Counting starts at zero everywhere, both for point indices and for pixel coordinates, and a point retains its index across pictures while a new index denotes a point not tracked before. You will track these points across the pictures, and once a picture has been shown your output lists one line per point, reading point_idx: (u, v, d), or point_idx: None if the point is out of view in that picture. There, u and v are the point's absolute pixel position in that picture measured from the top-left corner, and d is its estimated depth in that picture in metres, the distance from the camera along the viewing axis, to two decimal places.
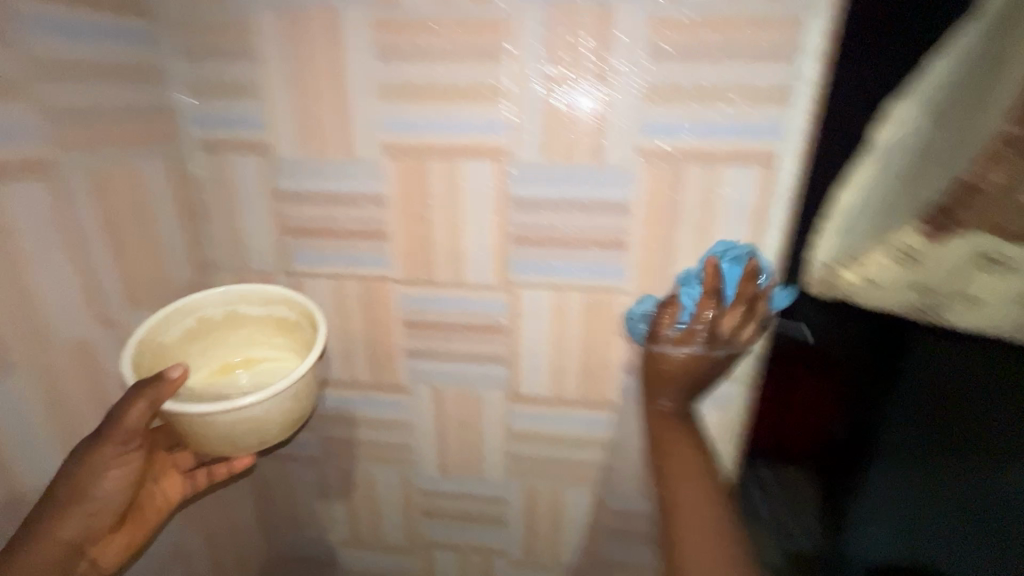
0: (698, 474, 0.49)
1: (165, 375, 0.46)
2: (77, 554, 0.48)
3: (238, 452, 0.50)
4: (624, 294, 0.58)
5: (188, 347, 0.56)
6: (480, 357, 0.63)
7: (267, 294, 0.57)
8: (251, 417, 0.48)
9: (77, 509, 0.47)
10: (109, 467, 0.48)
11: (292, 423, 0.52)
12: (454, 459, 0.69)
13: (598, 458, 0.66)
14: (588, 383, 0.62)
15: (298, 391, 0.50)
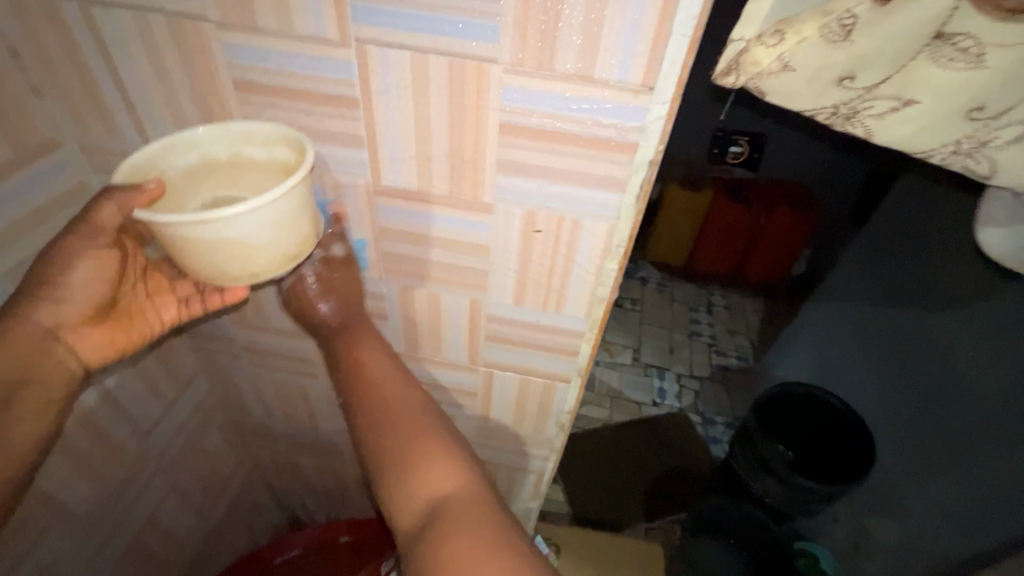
0: (373, 345, 0.67)
1: (141, 185, 0.46)
2: (53, 338, 0.52)
3: (224, 274, 0.50)
4: (498, 66, 0.45)
5: (191, 184, 0.53)
6: (334, 136, 0.52)
7: (266, 132, 0.50)
8: (232, 236, 0.46)
9: (48, 294, 0.50)
10: (76, 262, 0.50)
11: (274, 252, 0.50)
12: None
13: (476, 264, 0.61)
14: (460, 179, 0.53)
15: (278, 211, 0.46)
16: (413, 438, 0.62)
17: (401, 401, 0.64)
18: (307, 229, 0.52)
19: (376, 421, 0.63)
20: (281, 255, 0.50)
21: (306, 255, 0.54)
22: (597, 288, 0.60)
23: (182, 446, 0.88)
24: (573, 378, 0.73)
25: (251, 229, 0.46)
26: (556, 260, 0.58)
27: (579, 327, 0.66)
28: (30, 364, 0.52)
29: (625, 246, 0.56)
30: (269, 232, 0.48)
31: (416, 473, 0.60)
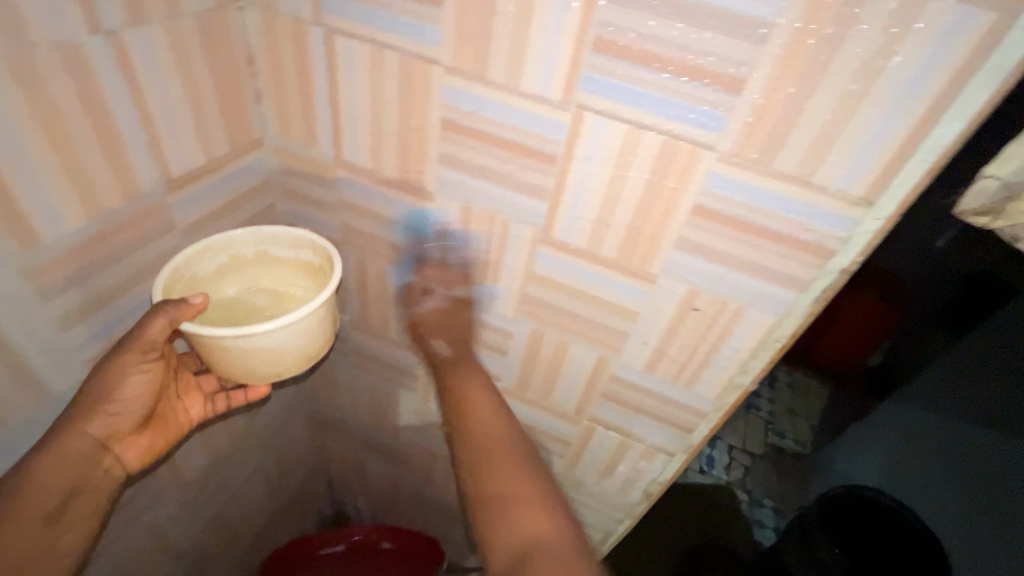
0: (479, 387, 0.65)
1: (187, 300, 0.48)
2: (104, 448, 0.53)
3: (252, 374, 0.54)
4: (714, 153, 0.45)
5: (216, 281, 0.58)
6: (520, 183, 0.54)
7: (295, 238, 0.58)
8: (265, 344, 0.51)
9: (102, 410, 0.51)
10: (127, 376, 0.51)
11: (299, 354, 0.55)
12: (467, 282, 0.66)
13: (618, 327, 0.61)
14: (633, 248, 0.53)
15: (313, 319, 0.53)
16: (500, 467, 0.58)
17: (493, 428, 0.62)
18: (329, 330, 0.58)
19: (474, 445, 0.61)
20: (305, 355, 0.56)
21: (324, 352, 0.60)
22: (737, 375, 0.59)
23: (275, 428, 0.92)
24: (678, 453, 0.71)
25: (286, 339, 0.52)
26: (703, 341, 0.58)
27: (704, 407, 0.64)
28: (82, 475, 0.52)
29: (781, 343, 0.55)
30: (301, 338, 0.54)
31: (494, 511, 0.56)
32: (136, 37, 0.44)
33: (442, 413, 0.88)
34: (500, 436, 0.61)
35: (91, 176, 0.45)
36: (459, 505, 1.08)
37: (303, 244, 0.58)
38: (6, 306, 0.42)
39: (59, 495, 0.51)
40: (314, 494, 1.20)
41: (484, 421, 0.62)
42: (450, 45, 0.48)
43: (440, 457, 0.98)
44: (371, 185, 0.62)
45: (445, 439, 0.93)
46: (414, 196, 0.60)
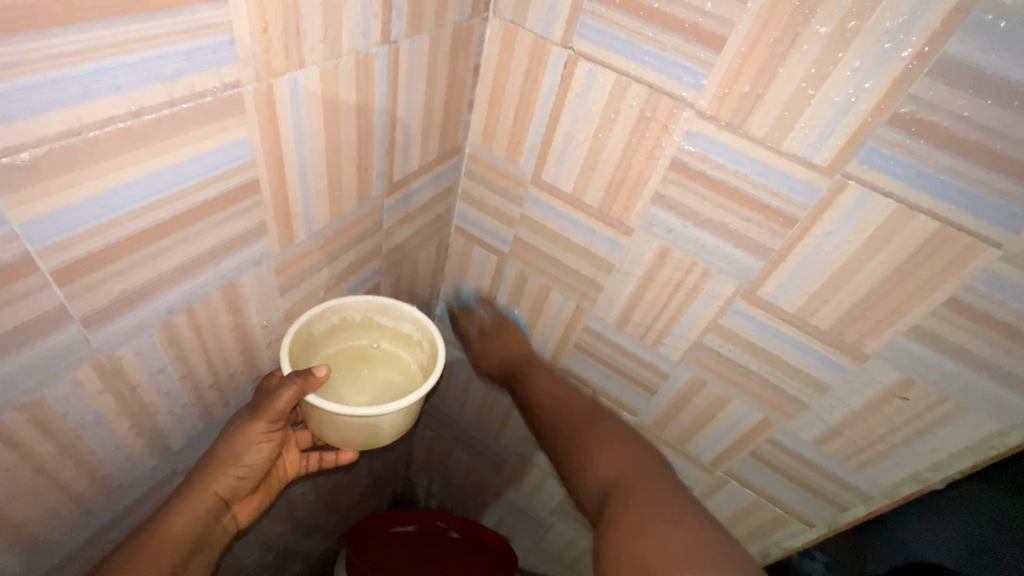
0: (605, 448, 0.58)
1: (313, 370, 0.46)
2: (224, 508, 0.48)
3: (345, 448, 0.51)
4: (996, 251, 0.41)
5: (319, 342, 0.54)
6: (739, 237, 0.51)
7: (403, 312, 0.54)
8: (365, 425, 0.48)
9: (229, 472, 0.47)
10: (258, 441, 0.48)
11: (390, 434, 0.53)
12: (636, 319, 0.64)
13: (800, 395, 0.57)
14: (851, 324, 0.50)
15: (416, 403, 0.51)
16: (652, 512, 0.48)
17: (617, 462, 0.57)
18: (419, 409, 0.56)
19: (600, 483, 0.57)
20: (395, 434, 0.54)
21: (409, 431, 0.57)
22: (925, 472, 0.55)
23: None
24: (818, 525, 0.68)
25: (388, 421, 0.49)
26: (898, 430, 0.54)
27: (870, 490, 0.60)
28: (204, 535, 0.47)
29: (997, 452, 0.50)
30: (398, 422, 0.51)
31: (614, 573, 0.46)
32: (410, 49, 0.44)
33: None
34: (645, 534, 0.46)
35: (344, 179, 0.45)
36: (540, 513, 1.08)
37: (411, 320, 0.54)
38: (257, 300, 0.43)
39: (186, 556, 0.45)
40: (394, 473, 1.23)
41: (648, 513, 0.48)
42: (712, 91, 0.45)
43: (536, 467, 0.99)
44: (563, 207, 0.61)
45: (550, 454, 0.93)
46: (609, 226, 0.59)
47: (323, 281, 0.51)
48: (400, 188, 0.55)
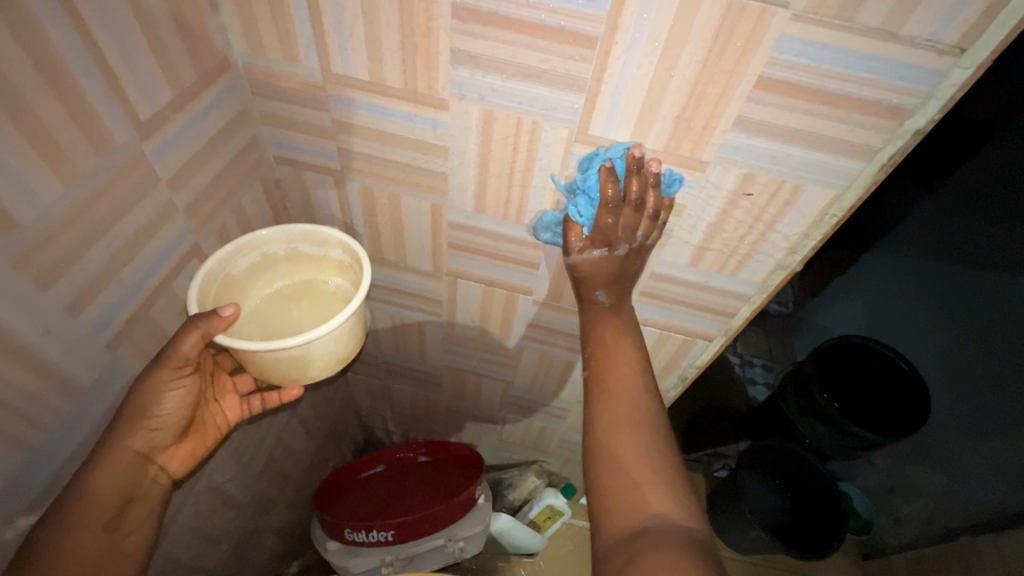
0: (625, 395, 0.56)
1: (217, 312, 0.48)
2: (148, 460, 0.52)
3: (288, 378, 0.58)
4: (787, 12, 0.39)
5: (249, 279, 0.60)
6: (551, 76, 0.47)
7: (321, 237, 0.59)
8: (290, 354, 0.54)
9: (142, 426, 0.50)
10: (168, 388, 0.51)
11: (330, 359, 0.59)
12: (492, 199, 0.61)
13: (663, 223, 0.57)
14: (681, 136, 0.49)
15: (345, 324, 0.57)
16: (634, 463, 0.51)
17: (621, 408, 0.55)
18: (358, 330, 0.62)
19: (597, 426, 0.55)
20: (337, 357, 0.60)
21: (354, 355, 0.64)
22: (784, 258, 0.58)
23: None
24: (716, 337, 0.73)
25: (322, 345, 0.55)
26: (753, 228, 0.55)
27: (748, 291, 0.64)
28: (133, 486, 0.51)
29: (838, 218, 0.52)
30: (331, 345, 0.57)
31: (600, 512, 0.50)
32: None
33: (472, 334, 0.87)
34: (628, 485, 0.49)
35: (53, 134, 0.37)
36: (492, 412, 1.11)
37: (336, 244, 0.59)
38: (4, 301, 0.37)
39: (115, 507, 0.50)
40: (346, 426, 1.22)
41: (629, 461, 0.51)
42: None
43: (469, 373, 0.99)
44: (373, 99, 0.54)
45: (475, 358, 0.93)
46: (425, 106, 0.53)
47: (105, 259, 0.44)
48: (162, 128, 0.46)
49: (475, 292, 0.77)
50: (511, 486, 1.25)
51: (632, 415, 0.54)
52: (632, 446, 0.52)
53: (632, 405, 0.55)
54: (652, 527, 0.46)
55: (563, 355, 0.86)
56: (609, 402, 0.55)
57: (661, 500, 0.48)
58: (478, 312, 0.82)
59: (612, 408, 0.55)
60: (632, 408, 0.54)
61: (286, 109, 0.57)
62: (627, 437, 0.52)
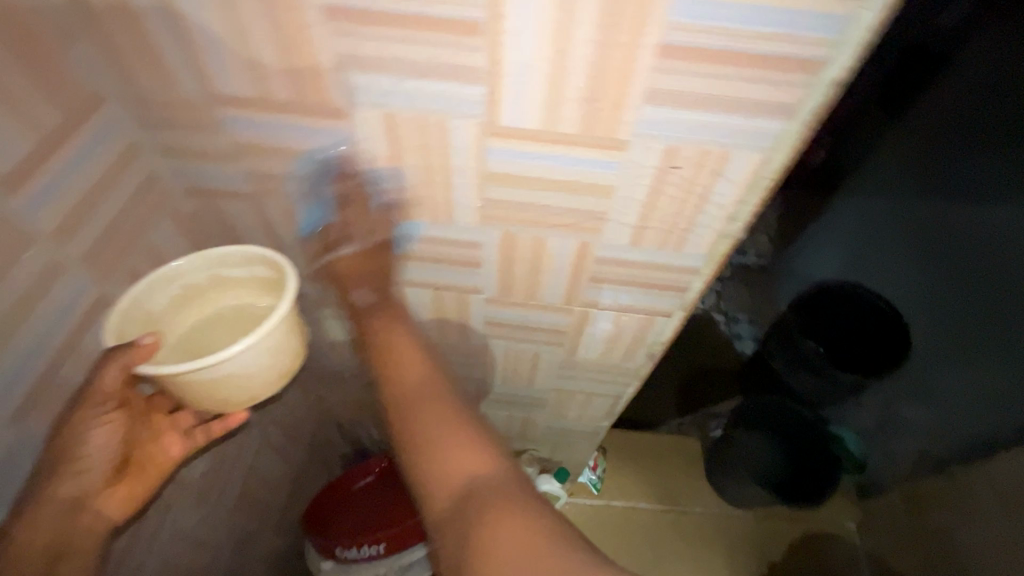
0: (423, 378, 0.61)
1: (137, 343, 0.47)
2: (78, 507, 0.52)
3: (226, 399, 0.57)
4: None
5: (173, 315, 0.57)
6: (445, 71, 0.44)
7: (244, 257, 0.57)
8: (224, 371, 0.54)
9: (68, 472, 0.50)
10: (92, 432, 0.50)
11: (267, 375, 0.59)
12: (418, 203, 0.58)
13: (596, 206, 0.55)
14: (593, 118, 0.46)
15: (272, 338, 0.56)
16: (450, 439, 0.57)
17: (422, 393, 0.60)
18: (296, 343, 0.61)
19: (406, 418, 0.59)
20: (275, 372, 0.59)
21: (297, 367, 0.63)
22: (726, 227, 0.56)
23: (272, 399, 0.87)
24: (675, 311, 0.71)
25: (249, 362, 0.55)
26: (686, 201, 0.53)
27: (697, 264, 0.61)
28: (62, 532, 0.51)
29: (772, 180, 0.50)
30: (266, 355, 0.57)
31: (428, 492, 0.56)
32: None
33: (433, 338, 0.85)
34: (444, 455, 0.56)
35: None
36: (473, 410, 1.10)
37: (260, 262, 0.57)
38: None
39: (43, 559, 0.49)
40: (330, 441, 1.21)
41: (441, 441, 0.57)
42: None
43: (440, 377, 0.97)
44: (271, 117, 0.51)
45: (441, 360, 0.91)
46: (325, 117, 0.49)
47: None
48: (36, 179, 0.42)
49: (424, 297, 0.74)
50: None
51: (474, 462, 0.55)
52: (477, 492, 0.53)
53: (470, 451, 0.56)
54: (478, 486, 0.53)
55: (528, 347, 0.84)
56: (445, 454, 0.56)
57: (472, 461, 0.55)
58: (432, 316, 0.79)
59: (421, 398, 0.59)
60: (468, 456, 0.55)
61: (186, 137, 0.54)
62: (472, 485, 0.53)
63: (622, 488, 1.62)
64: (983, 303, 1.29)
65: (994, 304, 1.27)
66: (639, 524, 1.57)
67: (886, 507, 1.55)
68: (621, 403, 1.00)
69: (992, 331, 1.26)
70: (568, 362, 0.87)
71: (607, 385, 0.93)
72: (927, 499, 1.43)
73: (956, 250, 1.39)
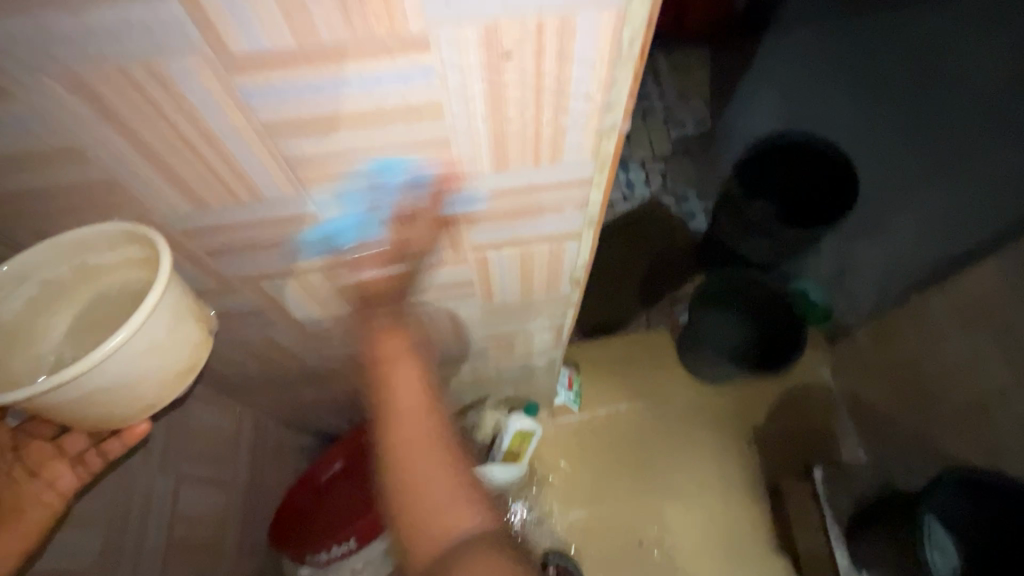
0: (412, 393, 0.54)
1: None
2: None
3: (110, 412, 0.47)
4: None
5: (39, 317, 0.45)
6: None
7: (105, 236, 0.43)
8: (94, 385, 0.43)
9: None
10: None
11: (159, 375, 0.47)
12: (205, 185, 0.43)
13: (431, 135, 0.41)
14: (357, 9, 0.31)
15: (150, 334, 0.44)
16: (420, 474, 0.51)
17: (412, 415, 0.53)
18: (193, 332, 0.49)
19: (389, 442, 0.53)
20: (170, 371, 0.48)
21: (201, 359, 0.52)
22: (603, 120, 0.43)
23: (177, 435, 0.76)
24: (583, 231, 0.59)
25: (123, 365, 0.43)
26: (540, 101, 0.40)
27: (586, 174, 0.49)
28: None
29: (639, 40, 0.37)
30: (154, 357, 0.46)
31: (415, 520, 0.50)
32: None
33: (331, 325, 0.72)
34: (430, 487, 0.50)
35: None
36: None
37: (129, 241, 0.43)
38: None
39: None
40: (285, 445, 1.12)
41: (429, 476, 0.51)
42: None
43: (365, 357, 0.87)
44: None
45: (354, 342, 0.80)
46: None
47: None
48: None
49: (291, 288, 0.61)
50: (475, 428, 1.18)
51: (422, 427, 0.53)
52: (427, 458, 0.51)
53: (429, 418, 0.53)
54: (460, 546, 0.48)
55: (440, 307, 0.73)
56: (406, 423, 0.53)
57: (467, 513, 0.50)
58: (315, 304, 0.66)
59: (412, 422, 0.53)
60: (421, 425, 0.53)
61: None
62: (418, 446, 0.52)
63: (603, 395, 1.60)
64: (916, 122, 1.23)
65: (924, 123, 1.20)
66: (627, 426, 1.57)
67: (854, 352, 1.53)
68: (566, 330, 0.92)
69: (932, 151, 1.21)
70: (491, 310, 0.76)
71: (544, 318, 0.84)
72: (895, 328, 1.38)
73: (879, 73, 1.30)
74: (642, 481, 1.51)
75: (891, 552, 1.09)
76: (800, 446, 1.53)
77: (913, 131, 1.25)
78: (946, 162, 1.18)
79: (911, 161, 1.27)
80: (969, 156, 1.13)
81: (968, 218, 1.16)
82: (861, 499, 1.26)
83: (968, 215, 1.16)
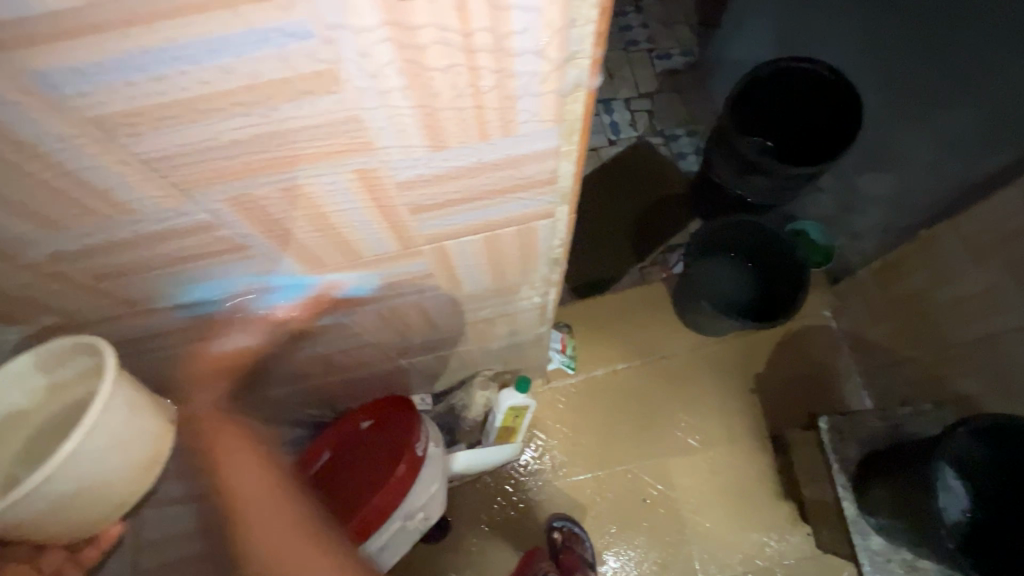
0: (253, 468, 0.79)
1: None
2: None
3: (85, 523, 0.46)
4: None
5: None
6: None
7: (56, 353, 0.45)
8: (70, 487, 0.43)
9: None
10: None
11: (122, 474, 0.47)
12: (52, 203, 0.33)
13: (335, 118, 0.31)
14: None
15: (109, 436, 0.44)
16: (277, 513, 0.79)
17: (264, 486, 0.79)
18: (152, 424, 0.48)
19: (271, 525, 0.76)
20: (134, 466, 0.47)
21: (163, 450, 0.51)
22: (565, 80, 0.33)
23: None
24: (557, 209, 0.50)
25: (88, 466, 0.43)
26: (477, 63, 0.30)
27: (551, 144, 0.39)
28: None
29: None
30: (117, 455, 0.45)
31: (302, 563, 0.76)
32: None
33: (281, 331, 0.64)
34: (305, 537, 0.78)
35: None
36: (396, 364, 0.94)
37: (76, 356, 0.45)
38: None
39: None
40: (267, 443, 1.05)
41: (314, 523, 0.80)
42: None
43: (332, 354, 0.79)
44: None
45: (314, 343, 0.71)
46: None
47: None
48: None
49: (219, 302, 0.52)
50: (465, 408, 1.14)
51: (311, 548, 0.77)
52: (287, 540, 0.75)
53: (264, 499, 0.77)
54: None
55: (402, 300, 0.64)
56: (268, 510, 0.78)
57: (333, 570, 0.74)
58: (253, 314, 0.57)
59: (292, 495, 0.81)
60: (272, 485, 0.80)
61: None
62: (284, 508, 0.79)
63: (599, 355, 1.55)
64: (946, 36, 1.15)
65: (949, 38, 1.14)
66: (624, 385, 1.52)
67: (857, 288, 1.45)
68: (552, 306, 0.83)
69: (956, 69, 1.14)
70: (463, 297, 0.68)
71: (526, 298, 0.75)
72: (902, 266, 1.30)
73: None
74: (644, 440, 1.48)
75: (896, 500, 1.07)
76: (803, 392, 1.49)
77: (938, 48, 1.17)
78: (972, 79, 1.11)
79: (933, 79, 1.19)
80: (1001, 71, 1.06)
81: (988, 138, 1.10)
82: (867, 443, 1.22)
83: (990, 134, 1.09)
